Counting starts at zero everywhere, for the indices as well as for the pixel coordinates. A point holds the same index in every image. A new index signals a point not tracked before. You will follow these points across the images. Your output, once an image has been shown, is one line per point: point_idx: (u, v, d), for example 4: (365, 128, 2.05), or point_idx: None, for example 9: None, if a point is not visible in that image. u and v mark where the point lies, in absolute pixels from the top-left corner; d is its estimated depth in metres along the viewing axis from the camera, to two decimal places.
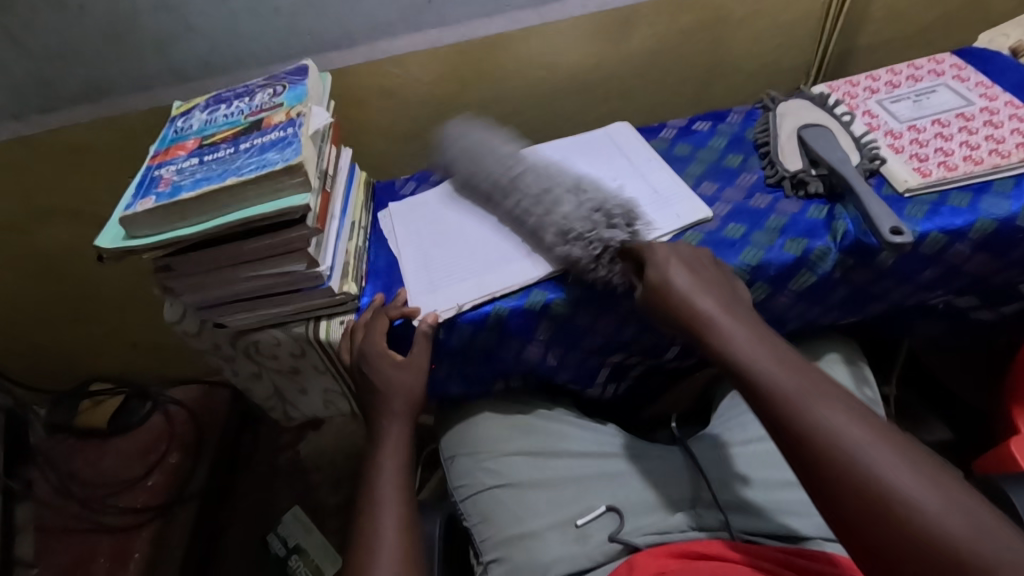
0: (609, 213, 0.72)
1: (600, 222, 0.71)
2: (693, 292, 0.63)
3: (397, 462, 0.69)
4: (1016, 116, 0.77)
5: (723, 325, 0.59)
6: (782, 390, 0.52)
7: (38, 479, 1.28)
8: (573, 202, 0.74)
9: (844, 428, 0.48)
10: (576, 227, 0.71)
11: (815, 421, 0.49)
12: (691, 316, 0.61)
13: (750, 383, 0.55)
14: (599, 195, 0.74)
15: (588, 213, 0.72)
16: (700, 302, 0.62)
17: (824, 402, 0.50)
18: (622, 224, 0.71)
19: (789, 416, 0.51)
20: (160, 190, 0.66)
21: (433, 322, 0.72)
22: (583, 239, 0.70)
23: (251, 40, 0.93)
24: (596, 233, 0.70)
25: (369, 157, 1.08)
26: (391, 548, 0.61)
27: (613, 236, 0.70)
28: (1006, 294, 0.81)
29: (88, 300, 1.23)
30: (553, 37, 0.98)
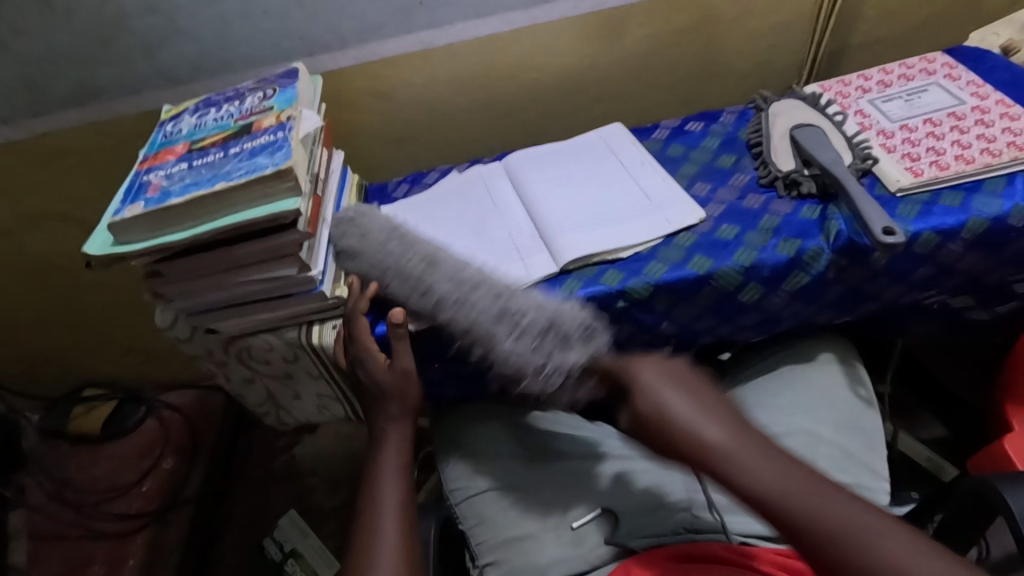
0: (561, 332, 0.66)
1: (551, 345, 0.66)
2: (692, 419, 0.55)
3: (396, 466, 0.69)
4: (1007, 114, 0.77)
5: (738, 461, 0.51)
6: (828, 530, 0.46)
7: (31, 486, 1.29)
8: (511, 319, 0.67)
9: (906, 571, 0.43)
10: (528, 341, 0.66)
11: (880, 570, 0.43)
12: (702, 451, 0.53)
13: (787, 529, 0.48)
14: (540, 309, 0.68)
15: (539, 333, 0.66)
16: (704, 433, 0.53)
17: (877, 536, 0.45)
18: (579, 340, 0.67)
19: (843, 565, 0.45)
20: (148, 195, 0.66)
21: (395, 320, 0.70)
22: (537, 367, 0.65)
23: (241, 43, 0.93)
24: (550, 364, 0.65)
25: (362, 160, 1.08)
26: (391, 550, 0.61)
27: (571, 359, 0.66)
28: (1000, 292, 0.81)
29: (79, 306, 1.22)
30: (545, 38, 0.98)
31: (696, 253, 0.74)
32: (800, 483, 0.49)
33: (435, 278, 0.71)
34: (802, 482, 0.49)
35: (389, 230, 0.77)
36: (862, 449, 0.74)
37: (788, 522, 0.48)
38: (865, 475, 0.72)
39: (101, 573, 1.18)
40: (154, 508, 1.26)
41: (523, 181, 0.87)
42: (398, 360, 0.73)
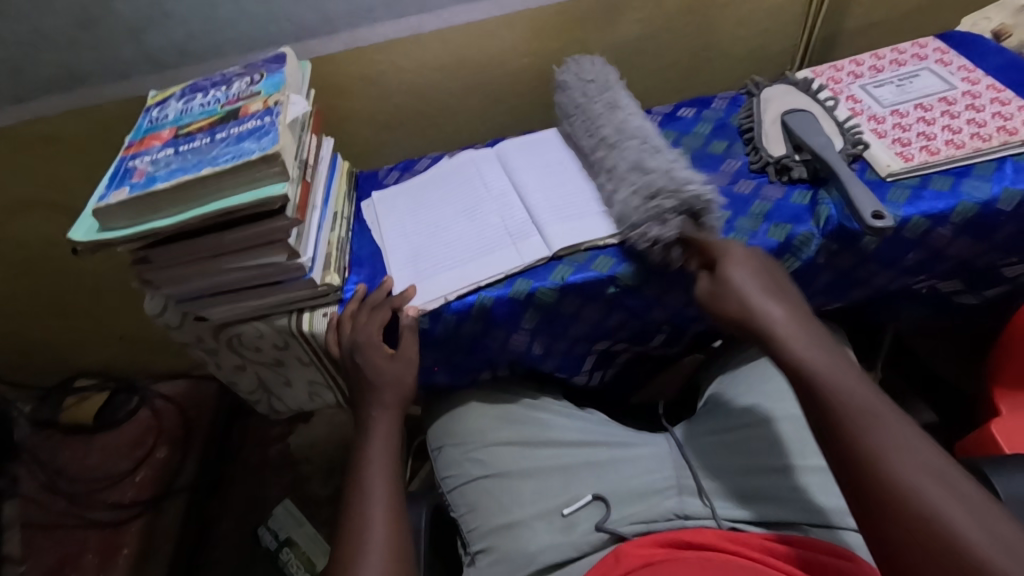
0: (659, 207, 0.69)
1: (653, 212, 0.69)
2: (750, 296, 0.64)
3: (385, 452, 0.69)
4: (998, 99, 0.77)
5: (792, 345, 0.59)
6: (847, 406, 0.53)
7: (26, 476, 1.29)
8: (631, 184, 0.72)
9: (901, 461, 0.48)
10: (633, 215, 0.71)
11: (861, 433, 0.50)
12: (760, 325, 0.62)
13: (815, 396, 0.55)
14: (660, 176, 0.71)
15: (642, 201, 0.70)
16: (765, 307, 0.62)
17: (896, 426, 0.50)
18: (682, 211, 0.69)
19: (846, 436, 0.51)
20: (134, 181, 0.65)
21: (413, 314, 0.73)
22: (635, 227, 0.70)
23: (228, 28, 0.91)
24: (655, 203, 0.69)
25: (352, 146, 1.07)
26: (384, 535, 0.61)
27: (668, 228, 0.68)
28: (988, 277, 0.81)
29: (70, 296, 1.21)
30: (536, 22, 0.97)
31: None
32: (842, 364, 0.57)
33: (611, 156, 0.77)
34: (849, 374, 0.55)
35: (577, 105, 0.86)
36: None
37: (822, 392, 0.55)
38: None
39: (95, 563, 1.19)
40: (147, 497, 1.26)
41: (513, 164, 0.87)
42: (402, 350, 0.73)
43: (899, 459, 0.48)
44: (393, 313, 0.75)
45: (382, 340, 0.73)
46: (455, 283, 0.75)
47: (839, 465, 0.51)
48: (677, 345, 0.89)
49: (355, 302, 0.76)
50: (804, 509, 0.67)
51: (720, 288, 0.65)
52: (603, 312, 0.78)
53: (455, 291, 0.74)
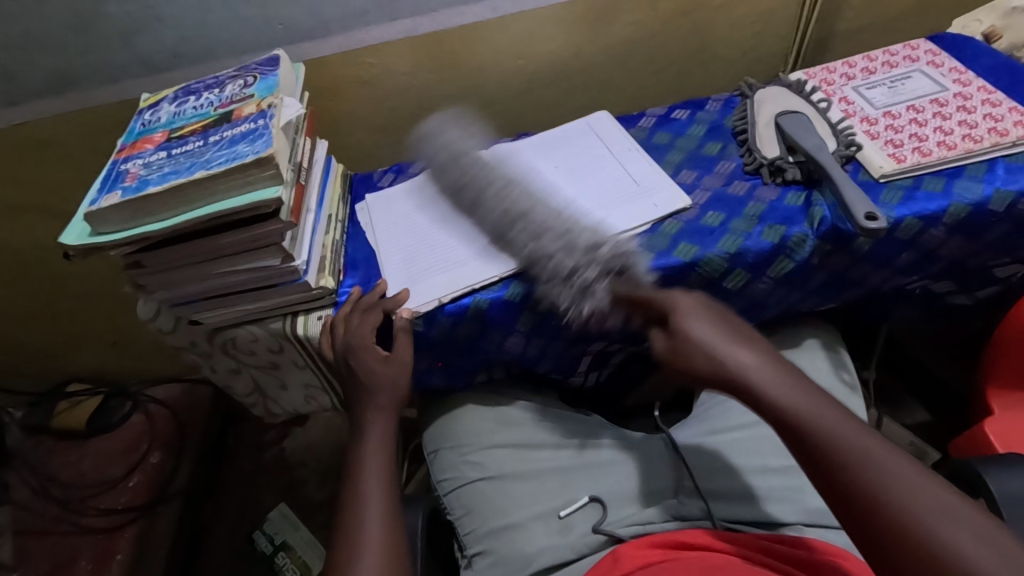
0: (579, 276, 0.69)
1: (579, 287, 0.69)
2: (717, 346, 0.57)
3: (381, 454, 0.68)
4: (989, 100, 0.78)
5: (768, 386, 0.53)
6: (836, 447, 0.48)
7: (17, 483, 1.27)
8: (555, 238, 0.71)
9: (919, 516, 0.43)
10: (554, 275, 0.70)
11: (873, 490, 0.45)
12: (730, 374, 0.55)
13: (800, 448, 0.50)
14: (574, 238, 0.70)
15: (583, 250, 0.69)
16: (736, 354, 0.56)
17: (888, 459, 0.47)
18: (605, 275, 0.68)
19: (849, 496, 0.46)
20: (126, 184, 0.64)
21: (408, 316, 0.72)
22: (564, 285, 0.70)
23: (222, 30, 0.91)
24: (578, 276, 0.69)
25: (346, 149, 1.07)
26: (381, 537, 0.61)
27: (598, 293, 0.68)
28: (981, 277, 0.82)
29: (62, 301, 1.20)
30: (531, 24, 0.97)
31: (681, 240, 0.74)
32: (821, 403, 0.51)
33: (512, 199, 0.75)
34: (832, 412, 0.50)
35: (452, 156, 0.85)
36: None
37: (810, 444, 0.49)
38: None
39: (89, 569, 1.17)
40: (142, 502, 1.25)
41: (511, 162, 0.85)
42: (396, 353, 0.73)
43: (918, 510, 0.44)
44: (387, 316, 0.74)
45: (376, 343, 0.73)
46: (450, 286, 0.74)
47: (849, 518, 0.46)
48: None
49: (350, 304, 0.76)
50: (800, 509, 0.68)
51: (678, 342, 0.59)
52: None
53: (451, 292, 0.74)
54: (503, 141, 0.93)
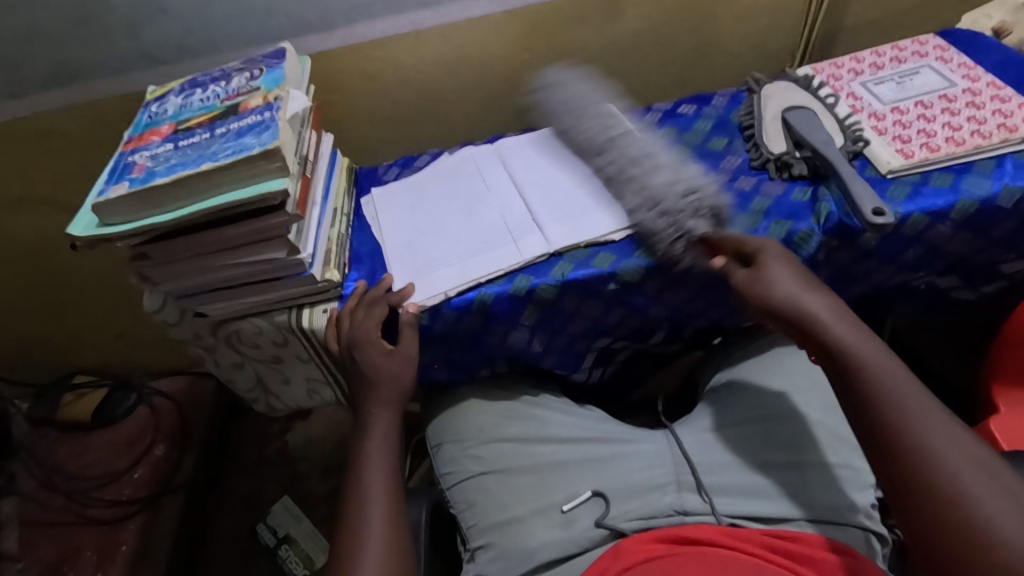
0: (699, 203, 0.70)
1: (691, 205, 0.70)
2: (794, 293, 0.63)
3: (386, 447, 0.69)
4: (998, 96, 0.77)
5: (838, 329, 0.60)
6: (898, 395, 0.55)
7: (23, 474, 1.29)
8: (669, 176, 0.72)
9: (954, 460, 0.50)
10: (668, 203, 0.70)
11: (914, 437, 0.52)
12: (795, 312, 0.62)
13: (858, 387, 0.57)
14: (705, 184, 0.72)
15: (680, 193, 0.70)
16: (805, 300, 0.62)
17: (934, 418, 0.53)
18: (707, 217, 0.71)
19: (889, 432, 0.53)
20: (133, 176, 0.65)
21: (413, 311, 0.72)
22: (668, 216, 0.70)
23: (227, 23, 0.91)
24: (692, 198, 0.70)
25: (351, 143, 1.07)
26: (382, 530, 0.61)
27: (693, 223, 0.70)
28: (987, 274, 0.81)
29: (68, 293, 1.21)
30: (536, 18, 0.97)
31: None
32: (883, 357, 0.58)
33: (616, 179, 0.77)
34: (890, 362, 0.57)
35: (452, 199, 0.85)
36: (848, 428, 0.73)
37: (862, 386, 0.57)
38: (851, 454, 0.70)
39: (94, 560, 1.19)
40: (145, 494, 1.26)
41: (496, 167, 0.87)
42: (400, 346, 0.73)
43: (960, 468, 0.49)
44: (392, 310, 0.74)
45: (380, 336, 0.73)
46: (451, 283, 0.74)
47: (882, 454, 0.53)
48: (676, 343, 0.89)
49: (354, 299, 0.76)
50: (801, 504, 0.68)
51: (756, 275, 0.65)
52: (603, 308, 0.78)
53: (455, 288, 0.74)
54: (507, 135, 0.92)
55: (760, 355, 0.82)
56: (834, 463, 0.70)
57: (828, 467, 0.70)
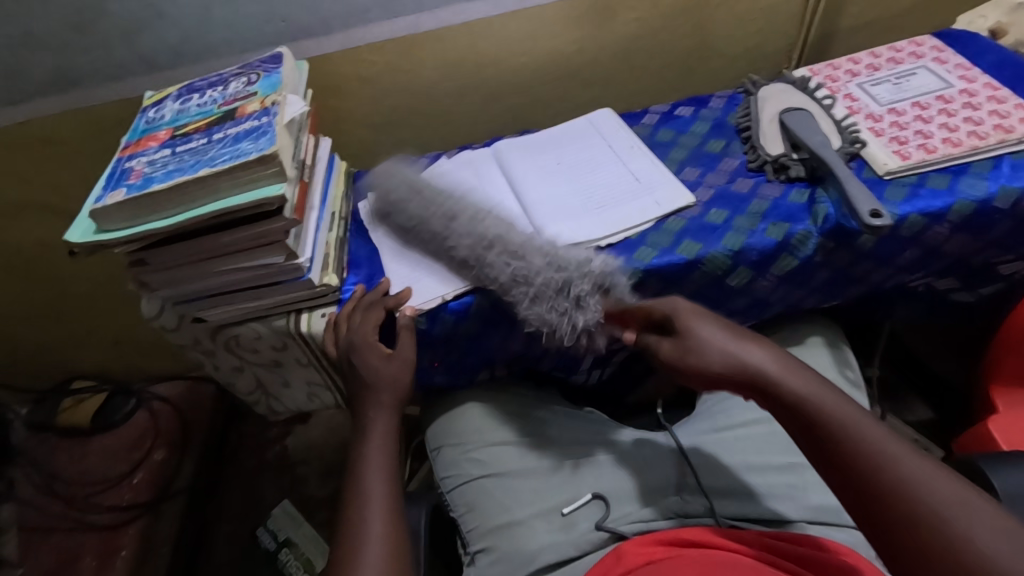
0: (566, 288, 0.67)
1: (568, 301, 0.66)
2: (733, 348, 0.59)
3: (386, 452, 0.69)
4: (994, 97, 0.78)
5: (785, 383, 0.56)
6: (851, 446, 0.51)
7: (22, 479, 1.29)
8: (528, 267, 0.68)
9: (933, 500, 0.46)
10: (541, 298, 0.67)
11: (887, 495, 0.48)
12: (747, 370, 0.58)
13: (818, 452, 0.53)
14: (545, 263, 0.68)
15: (553, 274, 0.68)
16: (749, 356, 0.59)
17: (899, 457, 0.49)
18: (595, 292, 0.67)
19: (866, 497, 0.49)
20: (130, 182, 0.65)
21: (411, 314, 0.73)
22: (551, 314, 0.66)
23: (224, 28, 0.91)
24: (569, 289, 0.67)
25: (348, 147, 1.07)
26: (384, 534, 0.61)
27: (587, 313, 0.66)
28: (985, 274, 0.81)
29: (67, 298, 1.21)
30: (533, 21, 0.97)
31: (685, 238, 0.74)
32: (830, 403, 0.54)
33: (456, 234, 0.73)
34: (840, 408, 0.53)
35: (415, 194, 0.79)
36: None
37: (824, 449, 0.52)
38: None
39: (93, 566, 1.18)
40: (145, 500, 1.26)
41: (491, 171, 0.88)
42: (399, 350, 0.73)
43: (940, 510, 0.45)
44: (389, 313, 0.75)
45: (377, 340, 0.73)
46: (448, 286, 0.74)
47: (867, 525, 0.49)
48: None
49: (352, 302, 0.76)
50: (800, 506, 0.68)
51: (688, 339, 0.61)
52: None
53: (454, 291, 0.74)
54: (505, 137, 0.93)
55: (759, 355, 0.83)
56: None
57: None
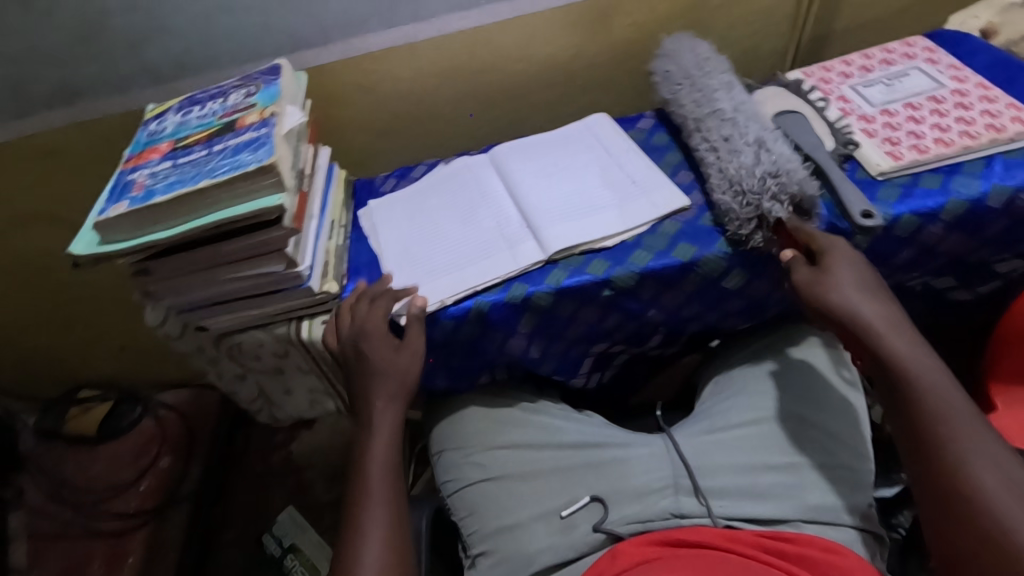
0: (782, 182, 0.69)
1: (768, 188, 0.69)
2: (852, 296, 0.63)
3: (387, 431, 0.70)
4: (986, 97, 0.78)
5: (890, 341, 0.60)
6: (941, 410, 0.56)
7: (31, 487, 1.31)
8: (752, 156, 0.72)
9: (987, 477, 0.52)
10: (745, 183, 0.70)
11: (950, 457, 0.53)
12: (857, 323, 0.62)
13: (904, 398, 0.58)
14: (781, 158, 0.71)
15: (762, 175, 0.70)
16: (863, 308, 0.62)
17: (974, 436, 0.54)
18: (792, 200, 0.70)
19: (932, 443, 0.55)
20: (133, 194, 0.66)
21: (417, 307, 0.73)
22: (746, 199, 0.70)
23: (224, 40, 0.92)
24: (779, 178, 0.69)
25: (349, 155, 1.08)
26: (381, 516, 0.64)
27: (774, 208, 0.69)
28: (981, 273, 0.82)
29: (74, 308, 1.23)
30: (529, 28, 0.98)
31: (680, 240, 0.75)
32: (930, 371, 0.58)
33: (712, 123, 0.78)
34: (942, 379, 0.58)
35: (687, 79, 0.84)
36: (848, 431, 0.73)
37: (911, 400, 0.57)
38: (849, 455, 0.71)
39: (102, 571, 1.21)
40: (151, 507, 1.27)
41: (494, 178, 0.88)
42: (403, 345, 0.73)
43: (997, 488, 0.51)
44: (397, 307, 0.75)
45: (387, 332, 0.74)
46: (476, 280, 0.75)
47: (921, 461, 0.55)
48: (672, 346, 0.90)
49: (358, 296, 0.77)
50: (798, 505, 0.68)
51: (820, 278, 0.64)
52: (599, 314, 0.79)
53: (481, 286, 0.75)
54: (502, 143, 0.94)
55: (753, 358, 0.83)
56: (829, 464, 0.71)
57: (824, 468, 0.71)
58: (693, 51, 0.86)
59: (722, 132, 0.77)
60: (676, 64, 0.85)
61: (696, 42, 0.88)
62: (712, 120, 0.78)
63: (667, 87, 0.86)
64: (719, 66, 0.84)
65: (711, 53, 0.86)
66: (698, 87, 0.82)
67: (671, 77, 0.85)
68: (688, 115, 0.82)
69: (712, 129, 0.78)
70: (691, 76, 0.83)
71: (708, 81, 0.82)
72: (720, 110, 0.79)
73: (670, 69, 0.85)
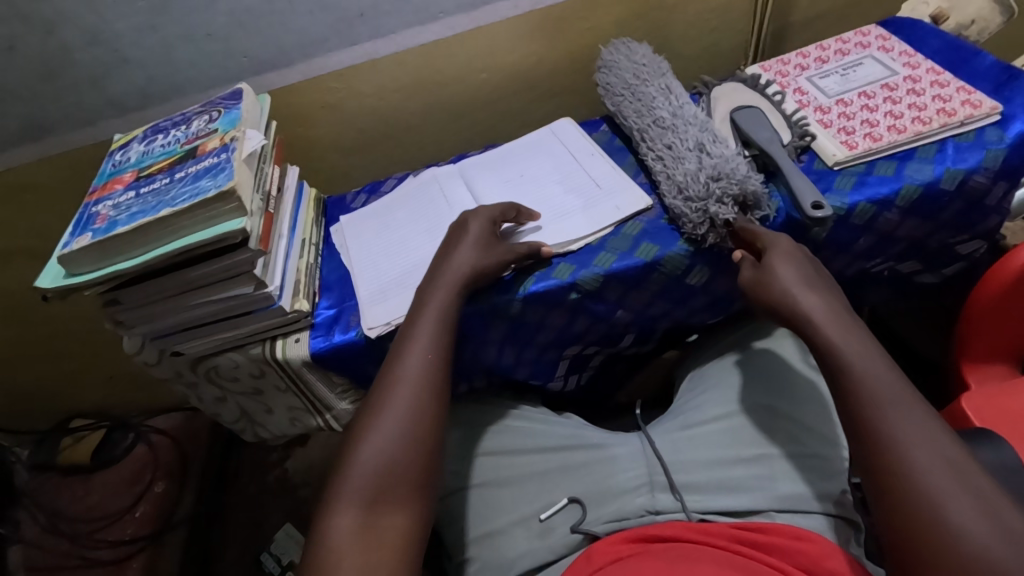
0: (725, 185, 0.71)
1: (714, 193, 0.71)
2: (792, 288, 0.64)
3: (445, 346, 0.67)
4: (937, 82, 0.79)
5: (828, 329, 0.60)
6: (873, 391, 0.56)
7: (26, 521, 1.28)
8: (695, 161, 0.74)
9: (918, 455, 0.51)
10: (692, 188, 0.72)
11: (885, 438, 0.53)
12: (796, 313, 0.63)
13: (840, 383, 0.58)
14: (724, 161, 0.73)
15: (705, 180, 0.71)
16: (802, 298, 0.63)
17: (909, 417, 0.54)
18: (737, 201, 0.71)
19: (869, 425, 0.55)
20: (96, 227, 0.67)
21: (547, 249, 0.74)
22: (694, 203, 0.72)
23: (187, 67, 0.93)
24: (722, 182, 0.71)
25: (320, 173, 1.09)
26: (402, 411, 0.62)
27: (721, 211, 0.71)
28: (945, 255, 0.83)
29: (58, 339, 1.23)
30: (488, 38, 0.99)
31: (643, 240, 0.76)
32: (867, 354, 0.58)
33: (652, 132, 0.81)
34: (879, 362, 0.57)
35: (627, 88, 0.86)
36: (823, 422, 0.73)
37: (846, 384, 0.57)
38: (821, 444, 0.72)
39: None
40: (148, 532, 1.26)
41: (460, 188, 0.89)
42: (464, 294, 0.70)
43: (927, 465, 0.51)
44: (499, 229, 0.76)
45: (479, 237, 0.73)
46: (481, 215, 0.75)
47: (857, 444, 0.55)
48: (647, 344, 0.91)
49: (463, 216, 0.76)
50: (770, 496, 0.69)
51: (762, 275, 0.66)
52: (568, 318, 0.79)
53: (483, 226, 0.74)
54: (469, 154, 0.95)
55: (725, 353, 0.84)
56: (801, 454, 0.72)
57: (796, 458, 0.71)
58: (631, 58, 0.89)
59: (664, 139, 0.79)
60: (616, 73, 0.88)
61: (636, 48, 0.91)
62: (653, 129, 0.81)
63: (610, 98, 0.89)
64: (656, 69, 0.87)
65: (646, 59, 0.89)
66: (636, 96, 0.85)
67: (612, 87, 0.88)
68: (630, 125, 0.84)
69: (651, 138, 0.80)
70: (629, 86, 0.86)
71: (646, 89, 0.85)
72: (661, 118, 0.81)
73: (609, 79, 0.89)
